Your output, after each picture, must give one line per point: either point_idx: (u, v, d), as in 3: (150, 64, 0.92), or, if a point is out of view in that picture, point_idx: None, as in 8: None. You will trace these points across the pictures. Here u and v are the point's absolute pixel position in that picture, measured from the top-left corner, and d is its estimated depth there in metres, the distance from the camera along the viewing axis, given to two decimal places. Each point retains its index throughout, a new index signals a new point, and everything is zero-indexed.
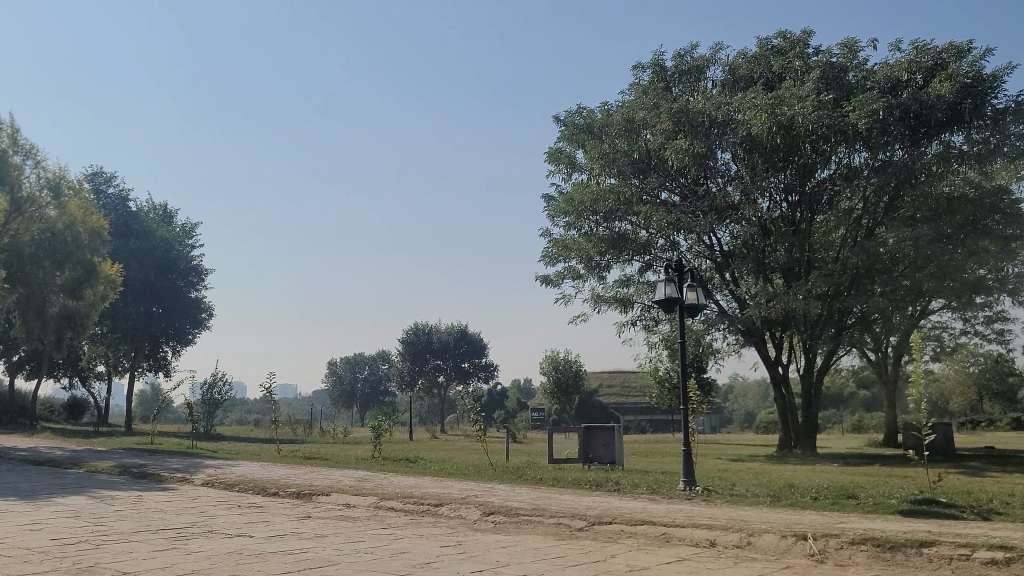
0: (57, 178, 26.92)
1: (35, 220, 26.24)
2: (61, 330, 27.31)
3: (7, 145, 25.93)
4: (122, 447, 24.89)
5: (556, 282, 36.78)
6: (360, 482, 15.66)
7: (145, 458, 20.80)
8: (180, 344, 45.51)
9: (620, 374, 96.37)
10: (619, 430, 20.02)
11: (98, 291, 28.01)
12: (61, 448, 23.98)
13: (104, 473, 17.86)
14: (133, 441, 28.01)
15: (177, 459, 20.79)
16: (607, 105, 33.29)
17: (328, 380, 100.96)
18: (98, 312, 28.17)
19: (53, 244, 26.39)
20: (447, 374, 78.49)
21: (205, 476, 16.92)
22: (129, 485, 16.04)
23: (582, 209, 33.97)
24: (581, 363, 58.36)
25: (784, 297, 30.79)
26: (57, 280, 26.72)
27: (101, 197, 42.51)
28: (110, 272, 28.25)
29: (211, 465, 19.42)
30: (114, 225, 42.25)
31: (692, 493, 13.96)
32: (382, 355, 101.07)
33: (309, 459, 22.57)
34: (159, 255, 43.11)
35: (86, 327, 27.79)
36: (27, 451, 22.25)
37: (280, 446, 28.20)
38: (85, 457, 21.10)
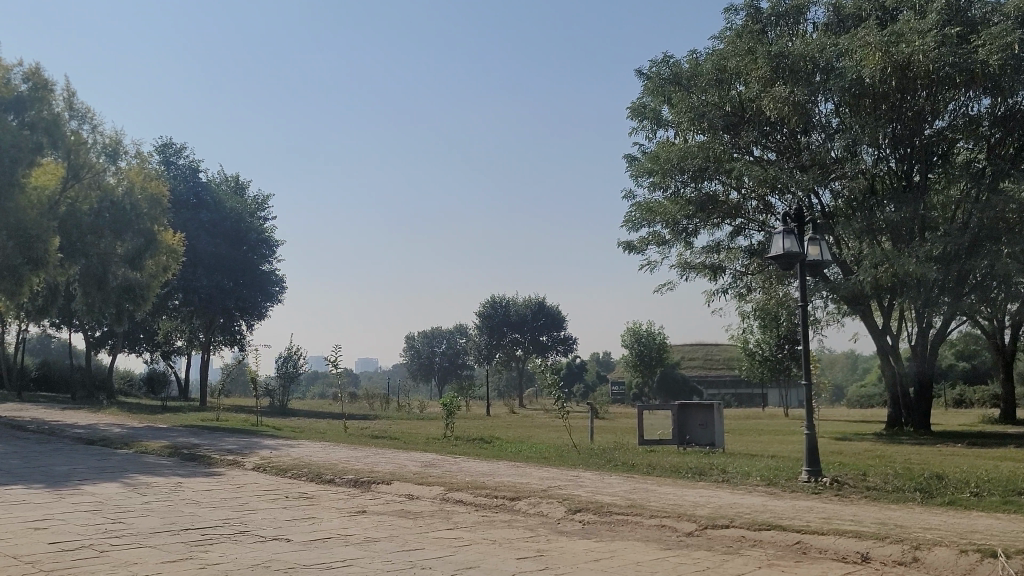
0: (113, 143, 25.67)
1: (94, 188, 25.02)
2: (122, 303, 26.15)
3: (63, 109, 24.63)
4: (183, 424, 23.59)
5: (640, 249, 34.36)
6: (427, 468, 13.75)
7: (202, 438, 19.34)
8: (254, 318, 44.39)
9: (703, 347, 93.20)
10: (720, 409, 17.70)
11: (156, 261, 26.77)
12: (121, 424, 22.82)
13: (152, 455, 16.37)
14: (198, 418, 26.75)
15: (236, 438, 19.28)
16: (695, 53, 30.55)
17: (406, 354, 100.43)
18: (160, 284, 26.98)
19: (111, 211, 25.16)
20: (525, 347, 76.66)
21: (257, 460, 15.24)
22: (174, 469, 14.44)
23: (669, 168, 31.44)
24: (664, 335, 55.58)
25: (896, 260, 27.63)
26: (116, 251, 25.41)
27: (171, 168, 41.56)
28: (170, 241, 27.04)
29: (269, 445, 17.81)
30: (184, 197, 41.15)
31: (819, 485, 11.60)
32: (460, 329, 99.93)
33: (377, 439, 20.83)
34: (229, 227, 41.80)
35: (147, 299, 26.56)
36: (82, 429, 21.05)
37: (348, 423, 26.58)
38: (139, 435, 19.78)
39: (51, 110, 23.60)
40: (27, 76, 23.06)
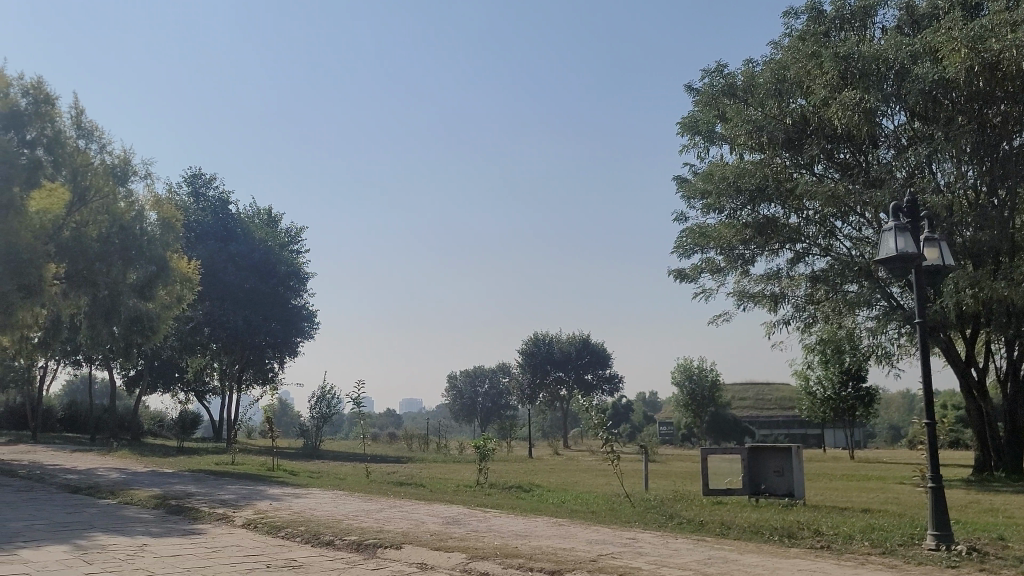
0: (123, 162, 23.84)
1: (100, 211, 23.18)
2: (130, 336, 24.08)
3: (69, 127, 22.90)
4: (190, 469, 21.30)
5: (693, 277, 31.68)
6: (449, 527, 11.25)
7: (202, 485, 17.03)
8: (286, 355, 41.84)
9: (754, 387, 89.41)
10: (798, 451, 15.11)
11: (169, 289, 24.71)
12: (123, 468, 20.63)
13: (135, 506, 14.07)
14: (212, 461, 24.47)
15: (239, 485, 16.91)
16: (752, 63, 28.03)
17: (448, 394, 97.98)
18: (173, 316, 25.04)
19: (121, 236, 23.11)
20: (570, 386, 73.91)
21: (251, 513, 12.84)
22: (150, 526, 12.10)
23: (724, 187, 28.84)
24: (717, 372, 52.30)
25: (984, 282, 24.14)
26: (125, 279, 23.30)
27: (200, 200, 39.70)
28: (185, 269, 25.11)
29: (273, 494, 15.42)
30: (211, 229, 39.09)
31: (955, 557, 8.85)
32: (503, 368, 97.18)
33: (403, 487, 18.32)
34: (257, 259, 39.46)
35: (157, 331, 24.53)
36: (75, 475, 18.86)
37: (373, 467, 24.10)
38: (134, 483, 17.51)
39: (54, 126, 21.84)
40: (26, 89, 21.30)
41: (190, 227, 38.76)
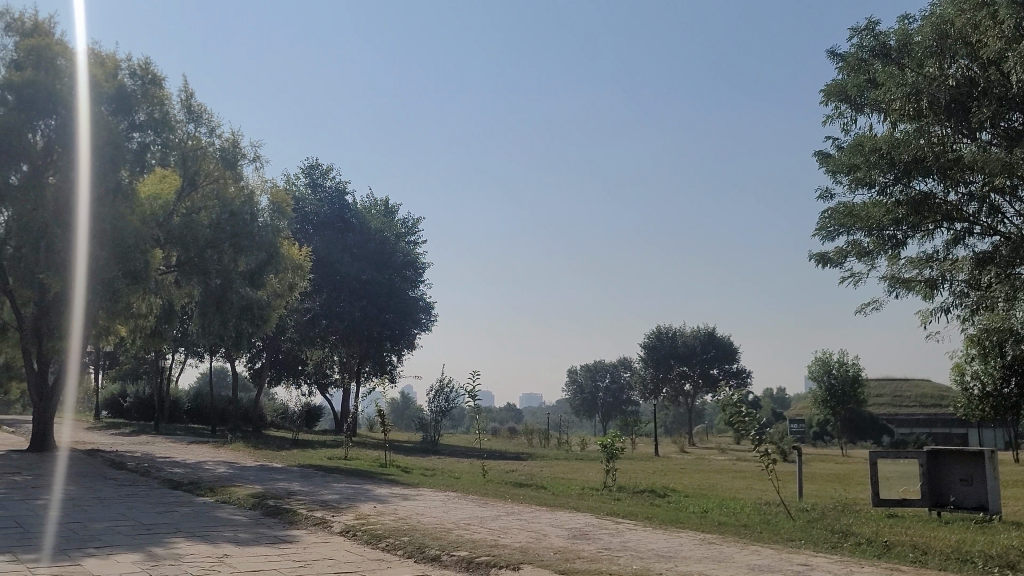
0: (231, 146, 23.00)
1: (209, 196, 22.61)
2: (243, 326, 23.09)
3: (180, 110, 22.24)
4: (298, 464, 20.20)
5: (838, 262, 28.77)
6: (577, 543, 9.42)
7: (307, 482, 15.77)
8: (406, 345, 40.76)
9: (893, 383, 83.77)
10: (993, 457, 12.52)
11: (279, 278, 23.83)
12: (232, 463, 19.73)
13: (230, 506, 12.81)
14: (323, 454, 23.45)
15: (344, 484, 15.52)
16: (909, 18, 24.69)
17: (569, 389, 96.06)
18: (283, 304, 24.20)
19: (229, 223, 22.30)
20: (694, 381, 70.91)
21: (351, 518, 11.34)
22: (240, 530, 10.76)
23: (874, 162, 17.22)
24: (859, 366, 48.51)
25: None
26: (235, 266, 22.44)
27: (316, 190, 39.31)
28: (295, 256, 24.18)
29: (380, 496, 13.91)
30: (329, 219, 38.65)
31: None
32: (624, 362, 94.44)
33: (524, 487, 16.60)
34: (373, 249, 38.66)
35: (269, 320, 23.60)
36: (181, 469, 17.96)
37: (490, 464, 22.50)
38: (238, 478, 16.43)
39: (165, 108, 21.23)
40: (135, 71, 20.74)
41: (308, 217, 38.52)
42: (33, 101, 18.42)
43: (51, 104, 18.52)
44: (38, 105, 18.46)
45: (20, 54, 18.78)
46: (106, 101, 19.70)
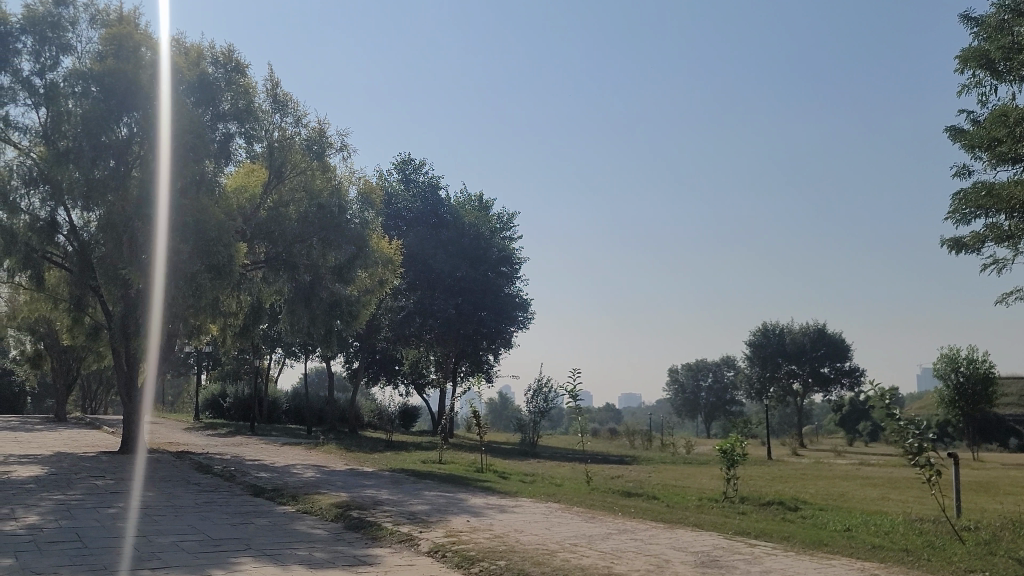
0: (318, 136, 22.00)
1: (296, 188, 21.70)
2: (332, 323, 22.19)
3: (266, 99, 21.42)
4: (390, 468, 19.05)
5: (975, 247, 25.96)
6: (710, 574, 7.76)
7: (397, 489, 14.50)
8: (502, 343, 39.46)
9: (1021, 381, 78.08)
10: None
11: (370, 273, 22.79)
12: (322, 466, 18.71)
13: (311, 519, 11.58)
14: (419, 458, 22.29)
15: (437, 493, 14.19)
16: None
17: (670, 389, 93.31)
18: (373, 300, 23.11)
19: (317, 216, 21.39)
20: (804, 380, 67.44)
21: (441, 534, 9.94)
22: (317, 548, 9.48)
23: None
24: (991, 363, 44.75)
25: None
26: (323, 260, 21.46)
27: (410, 186, 38.52)
28: (386, 250, 23.04)
29: (475, 507, 12.49)
30: (423, 215, 37.71)
31: None
32: (728, 360, 91.06)
33: (634, 497, 14.93)
34: (467, 244, 37.46)
35: (359, 317, 22.57)
36: (268, 473, 17.00)
37: (594, 470, 20.86)
38: (324, 485, 15.29)
39: (250, 98, 20.43)
40: (217, 59, 20.02)
41: (400, 213, 37.73)
42: (115, 91, 17.80)
43: (133, 93, 17.87)
44: (120, 95, 17.81)
45: (103, 44, 18.21)
46: (188, 90, 18.93)
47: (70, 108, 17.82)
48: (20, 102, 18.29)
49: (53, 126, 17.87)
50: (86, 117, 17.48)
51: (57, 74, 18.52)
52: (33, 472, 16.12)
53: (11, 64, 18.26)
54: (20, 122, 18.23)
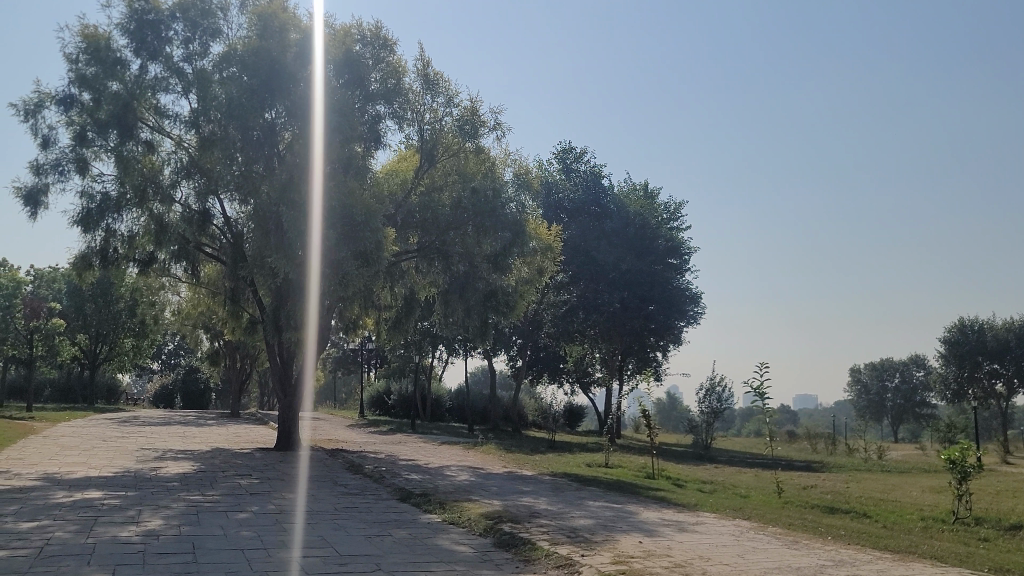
0: (470, 113, 20.46)
1: (450, 173, 20.46)
2: (488, 314, 20.66)
3: (416, 78, 20.20)
4: (550, 471, 17.33)
5: None
6: None
7: (557, 498, 12.74)
8: (672, 340, 37.02)
9: None
10: None
11: (528, 262, 21.22)
12: (478, 469, 17.24)
13: (456, 532, 10.00)
14: (583, 461, 20.45)
15: (602, 503, 12.31)
16: None
17: (852, 390, 87.02)
18: (533, 291, 21.43)
19: (471, 202, 19.97)
20: (1009, 381, 60.62)
21: (608, 560, 8.08)
22: (458, 573, 7.83)
23: None
24: None
25: None
26: (478, 248, 19.99)
27: (572, 176, 36.84)
28: (545, 237, 21.23)
29: (648, 523, 10.54)
30: (585, 205, 36.01)
31: None
32: (918, 359, 83.83)
33: (840, 515, 12.46)
34: (633, 235, 35.21)
35: (517, 309, 20.97)
36: (419, 475, 15.67)
37: (782, 478, 18.32)
38: (477, 491, 13.74)
39: (399, 76, 19.26)
40: (366, 35, 18.93)
41: (562, 203, 36.10)
42: (263, 71, 17.29)
43: (280, 71, 17.26)
44: (266, 75, 17.23)
45: (250, 24, 17.76)
46: (334, 69, 18.04)
47: (218, 92, 17.30)
48: (172, 90, 17.92)
49: (201, 110, 17.44)
50: (232, 101, 16.96)
51: (207, 61, 18.04)
52: (182, 469, 15.49)
53: (163, 52, 17.90)
54: (171, 109, 17.70)
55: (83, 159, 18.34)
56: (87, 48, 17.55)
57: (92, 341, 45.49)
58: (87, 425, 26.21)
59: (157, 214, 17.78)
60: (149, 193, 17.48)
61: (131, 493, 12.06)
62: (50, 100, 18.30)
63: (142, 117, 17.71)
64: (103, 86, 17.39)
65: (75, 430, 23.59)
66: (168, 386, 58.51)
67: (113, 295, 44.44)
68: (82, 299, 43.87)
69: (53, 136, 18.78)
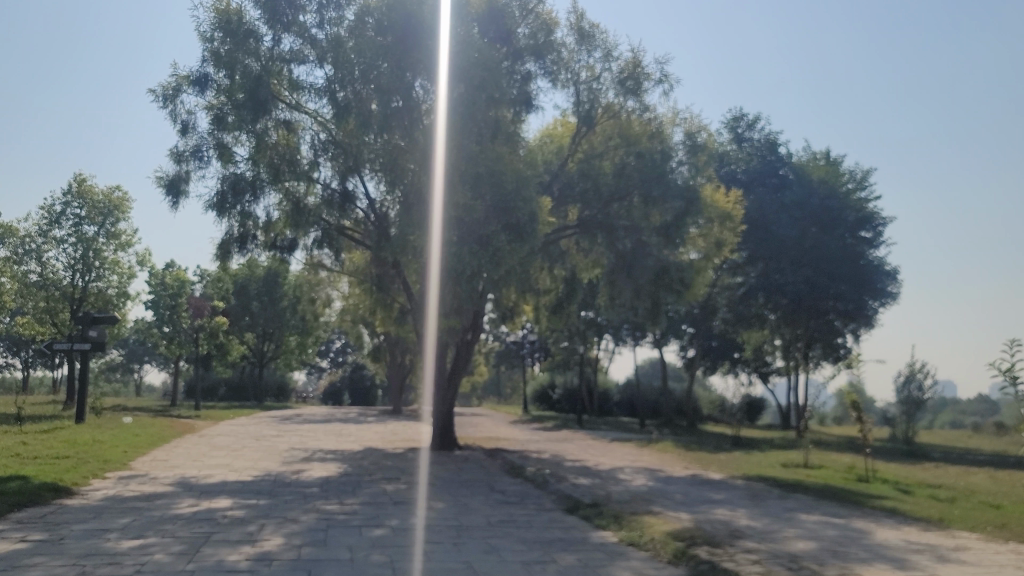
0: (632, 66, 18.31)
1: (612, 138, 18.43)
2: (659, 293, 18.25)
3: (574, 34, 18.21)
4: (739, 474, 14.82)
5: None
6: None
7: (759, 511, 10.31)
8: (865, 325, 33.22)
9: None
10: None
11: (703, 232, 18.76)
12: (655, 471, 14.98)
13: (639, 558, 7.81)
14: (775, 460, 17.72)
15: (820, 516, 9.79)
16: None
17: None
18: (710, 267, 18.91)
19: (637, 168, 17.84)
20: None
21: None
22: None
23: None
24: None
25: None
26: (646, 220, 17.84)
27: (744, 145, 34.25)
28: (723, 205, 18.54)
29: (891, 548, 7.98)
30: (761, 176, 33.25)
31: None
32: None
33: None
34: (817, 206, 31.69)
35: (694, 286, 18.47)
36: (587, 479, 13.58)
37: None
38: (657, 500, 11.48)
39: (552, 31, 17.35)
40: None
41: (735, 176, 33.47)
42: (401, 32, 16.12)
43: (418, 29, 16.03)
44: (403, 33, 16.08)
45: None
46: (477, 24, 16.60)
47: (351, 55, 15.95)
48: (307, 62, 16.62)
49: (335, 79, 16.09)
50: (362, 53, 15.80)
51: (341, 25, 16.67)
52: (327, 473, 14.09)
53: (295, 21, 16.60)
54: (306, 81, 16.45)
55: (221, 143, 17.45)
56: (219, 23, 16.55)
57: (258, 339, 46.68)
58: (248, 424, 25.81)
59: (294, 194, 16.67)
60: (283, 172, 16.27)
61: (262, 503, 10.61)
62: (186, 83, 17.57)
63: (277, 92, 16.53)
64: (235, 61, 16.30)
65: (233, 430, 23.04)
66: (337, 383, 59.37)
67: (278, 294, 46.11)
68: (248, 297, 46.10)
69: (191, 121, 18.08)
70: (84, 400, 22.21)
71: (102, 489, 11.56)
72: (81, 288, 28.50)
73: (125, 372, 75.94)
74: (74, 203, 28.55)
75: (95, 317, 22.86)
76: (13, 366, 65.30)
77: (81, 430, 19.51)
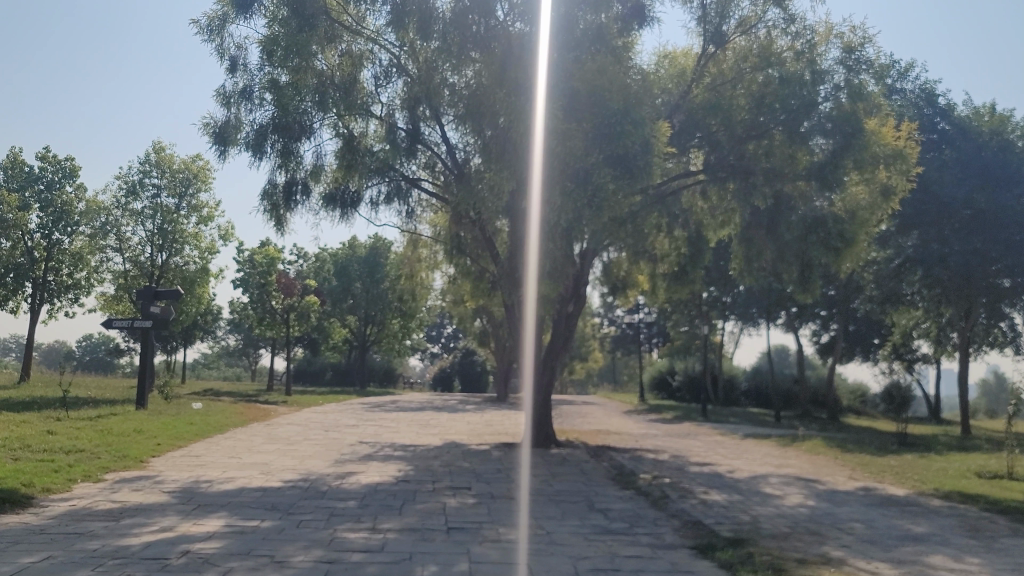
0: None
1: (747, 62, 14.72)
2: (805, 252, 14.39)
3: None
4: (929, 490, 10.92)
5: None
6: None
7: (1003, 566, 6.54)
8: None
9: None
10: None
11: (862, 178, 14.42)
12: (812, 483, 11.25)
13: None
14: (965, 468, 13.63)
15: None
16: None
17: None
18: (869, 221, 14.35)
19: (779, 95, 14.03)
20: None
21: None
22: None
23: None
24: None
25: None
26: (791, 161, 14.06)
27: (897, 96, 29.20)
28: (890, 142, 14.18)
29: None
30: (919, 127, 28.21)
31: None
32: None
33: None
34: (988, 162, 26.87)
35: (854, 246, 14.26)
36: (722, 495, 10.00)
37: None
38: (831, 534, 7.83)
39: None
40: None
41: None
42: None
43: None
44: None
45: None
46: None
47: None
48: None
49: None
50: None
51: None
52: (382, 476, 11.03)
53: None
54: None
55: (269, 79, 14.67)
56: None
57: (361, 322, 44.56)
58: (330, 412, 23.23)
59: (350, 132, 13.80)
60: (337, 104, 13.38)
61: (260, 527, 7.56)
62: (230, 10, 14.89)
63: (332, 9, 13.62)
64: None
65: (307, 418, 20.40)
66: (446, 369, 57.05)
67: (380, 274, 43.97)
68: (350, 278, 44.13)
69: (240, 58, 15.34)
70: (146, 383, 20.02)
71: (71, 500, 8.74)
72: (161, 265, 26.47)
73: (243, 357, 76.06)
74: (153, 172, 26.51)
75: (158, 291, 20.65)
76: (135, 350, 65.97)
77: (132, 417, 17.21)
